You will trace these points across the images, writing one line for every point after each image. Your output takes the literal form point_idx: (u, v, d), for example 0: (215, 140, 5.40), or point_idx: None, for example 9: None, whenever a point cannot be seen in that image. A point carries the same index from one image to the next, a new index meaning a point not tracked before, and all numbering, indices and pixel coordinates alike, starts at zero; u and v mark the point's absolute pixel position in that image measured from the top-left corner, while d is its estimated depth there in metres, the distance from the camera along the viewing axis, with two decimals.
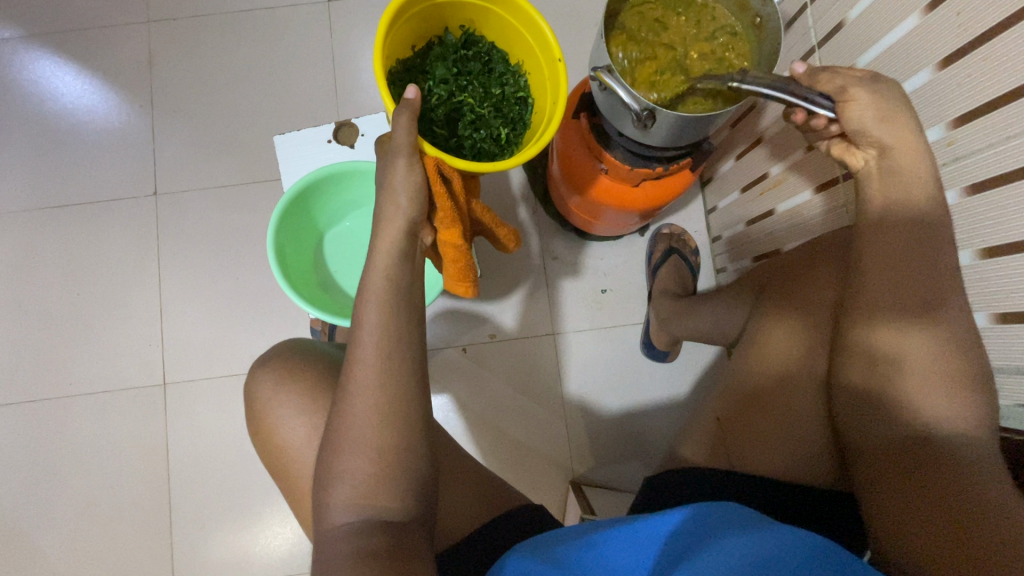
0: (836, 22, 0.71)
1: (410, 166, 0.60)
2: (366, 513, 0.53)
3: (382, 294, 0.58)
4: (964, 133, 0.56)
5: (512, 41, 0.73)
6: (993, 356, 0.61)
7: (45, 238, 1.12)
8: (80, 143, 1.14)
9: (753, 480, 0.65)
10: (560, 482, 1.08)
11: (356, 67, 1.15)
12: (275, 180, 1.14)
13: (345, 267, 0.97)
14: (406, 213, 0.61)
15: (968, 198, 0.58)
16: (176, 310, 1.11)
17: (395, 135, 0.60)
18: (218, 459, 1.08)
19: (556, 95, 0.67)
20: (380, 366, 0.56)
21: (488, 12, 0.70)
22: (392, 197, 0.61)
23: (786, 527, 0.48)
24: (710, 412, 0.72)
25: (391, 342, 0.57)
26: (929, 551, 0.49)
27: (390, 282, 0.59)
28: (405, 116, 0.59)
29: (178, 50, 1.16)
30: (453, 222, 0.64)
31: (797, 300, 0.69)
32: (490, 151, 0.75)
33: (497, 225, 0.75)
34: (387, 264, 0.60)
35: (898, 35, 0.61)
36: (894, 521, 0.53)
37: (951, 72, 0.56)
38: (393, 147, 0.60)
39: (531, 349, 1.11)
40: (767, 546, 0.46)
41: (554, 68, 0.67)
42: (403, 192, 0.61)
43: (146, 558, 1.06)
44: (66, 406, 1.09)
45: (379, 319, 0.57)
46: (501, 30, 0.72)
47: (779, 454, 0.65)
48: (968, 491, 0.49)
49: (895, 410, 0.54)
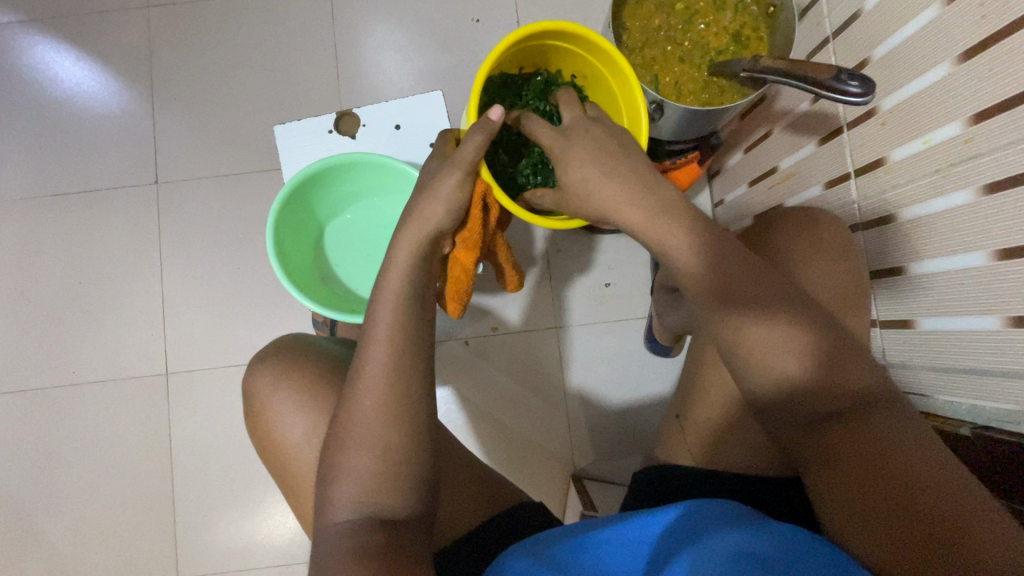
0: (852, 11, 0.69)
1: (461, 182, 0.62)
2: (368, 510, 0.52)
3: (401, 292, 0.59)
4: (981, 131, 0.53)
5: (610, 108, 0.72)
6: (991, 358, 0.59)
7: (46, 226, 1.11)
8: (79, 130, 1.13)
9: (716, 477, 0.64)
10: (561, 476, 1.08)
11: (359, 54, 1.13)
12: (276, 169, 1.12)
13: (344, 260, 0.96)
14: (439, 222, 0.63)
15: (982, 197, 0.55)
16: (177, 299, 1.10)
17: (462, 149, 0.62)
18: (219, 448, 1.08)
19: None
20: (391, 365, 0.55)
21: (603, 75, 0.70)
22: (431, 203, 0.62)
23: (786, 528, 0.46)
24: (671, 409, 0.71)
25: (402, 341, 0.57)
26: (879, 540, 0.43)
27: (409, 281, 0.60)
28: (478, 137, 0.61)
29: (177, 35, 1.14)
30: (473, 248, 0.69)
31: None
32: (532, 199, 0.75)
33: (508, 264, 0.84)
34: (408, 262, 0.60)
35: (919, 23, 0.58)
36: (847, 516, 0.46)
37: (971, 66, 0.53)
38: (455, 159, 0.62)
39: (534, 342, 1.10)
40: (767, 547, 0.45)
41: None
42: (444, 202, 0.62)
43: (150, 546, 1.06)
44: (69, 395, 1.09)
45: (393, 317, 0.57)
46: (605, 93, 0.72)
47: (737, 447, 0.63)
48: (906, 469, 0.45)
49: (812, 397, 0.49)
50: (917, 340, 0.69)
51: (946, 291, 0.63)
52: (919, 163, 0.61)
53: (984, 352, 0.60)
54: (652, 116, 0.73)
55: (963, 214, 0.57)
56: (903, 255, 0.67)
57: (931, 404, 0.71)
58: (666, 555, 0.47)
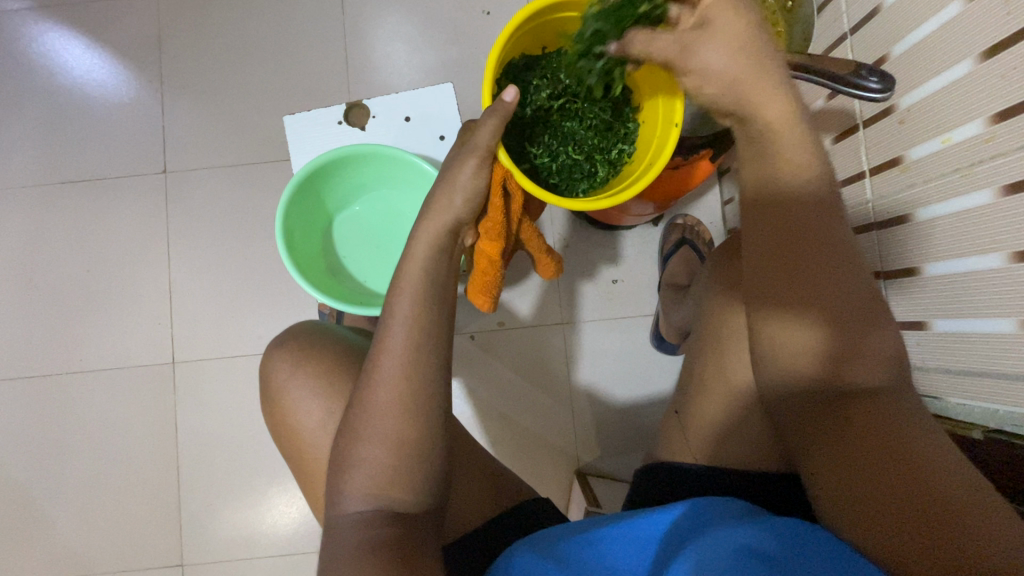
0: (872, 6, 0.67)
1: (478, 168, 0.63)
2: (379, 502, 0.52)
3: (418, 284, 0.58)
4: (1004, 130, 0.52)
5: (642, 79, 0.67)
6: (1006, 361, 0.58)
7: (55, 213, 1.12)
8: (88, 118, 1.13)
9: (721, 472, 0.63)
10: (567, 471, 1.08)
11: (368, 45, 1.12)
12: (284, 159, 1.12)
13: (353, 251, 0.96)
14: (457, 212, 0.63)
15: (1003, 199, 0.54)
16: (184, 288, 1.10)
17: (478, 134, 0.61)
18: (226, 437, 1.08)
19: (657, 157, 0.62)
20: (409, 357, 0.55)
21: None
22: (448, 193, 0.63)
23: (790, 522, 0.46)
24: (672, 406, 0.71)
25: (416, 335, 0.56)
26: (889, 536, 0.42)
27: (428, 271, 0.60)
28: (491, 121, 0.60)
29: (186, 24, 1.13)
30: (496, 237, 0.69)
31: (734, 281, 0.65)
32: (572, 184, 0.72)
33: (540, 252, 0.81)
34: (427, 253, 0.60)
35: (940, 20, 0.57)
36: (855, 509, 0.45)
37: (994, 64, 0.52)
38: (470, 146, 0.62)
39: (542, 336, 1.10)
40: (771, 542, 0.44)
41: (667, 131, 0.62)
42: (461, 191, 0.63)
43: (156, 533, 1.07)
44: (76, 382, 1.09)
45: (411, 309, 0.57)
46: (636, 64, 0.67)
47: (743, 443, 0.62)
48: (915, 459, 0.44)
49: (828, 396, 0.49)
50: (931, 340, 0.68)
51: (959, 294, 0.62)
52: (937, 163, 0.60)
53: (999, 356, 0.59)
54: None
55: (983, 213, 0.56)
56: (918, 257, 0.66)
57: (943, 406, 0.70)
58: (671, 552, 0.47)
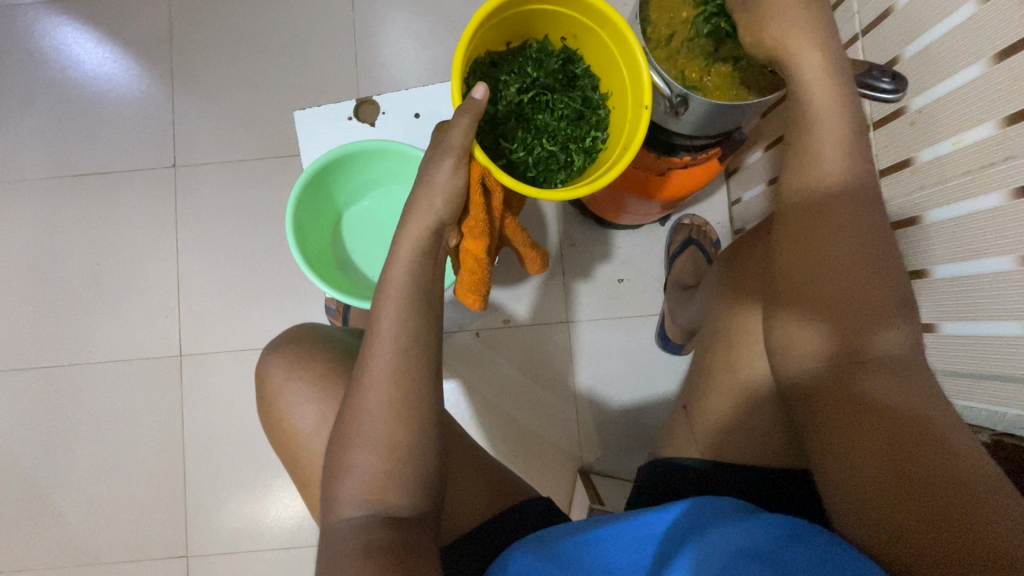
0: (883, 7, 0.67)
1: (456, 167, 0.61)
2: (375, 507, 0.52)
3: (405, 289, 0.59)
4: (1015, 133, 0.52)
5: (608, 69, 0.67)
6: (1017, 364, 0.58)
7: (64, 206, 1.12)
8: (98, 111, 1.14)
9: (727, 470, 0.63)
10: (568, 471, 1.08)
11: (378, 42, 1.13)
12: (292, 155, 1.12)
13: (362, 247, 0.96)
14: (439, 213, 0.62)
15: (1012, 202, 0.54)
16: (191, 282, 1.11)
17: (451, 133, 0.60)
18: (230, 430, 1.09)
19: (631, 139, 0.61)
20: (398, 361, 0.55)
21: (594, 34, 0.65)
22: (427, 196, 0.62)
23: (785, 522, 0.46)
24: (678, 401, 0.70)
25: (406, 339, 0.56)
26: (909, 540, 0.42)
27: (410, 275, 0.60)
28: (465, 119, 0.59)
29: (198, 19, 1.14)
30: (480, 234, 0.67)
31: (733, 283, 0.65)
32: (550, 174, 0.70)
33: (525, 246, 0.80)
34: (410, 257, 0.61)
35: (953, 21, 0.57)
36: (872, 514, 0.44)
37: (1008, 66, 0.51)
38: (445, 145, 0.61)
39: (544, 336, 1.10)
40: (766, 544, 0.44)
41: (638, 114, 0.62)
42: (440, 193, 0.62)
43: (159, 525, 1.08)
44: (84, 374, 1.10)
45: (396, 314, 0.57)
46: (600, 53, 0.67)
47: (747, 441, 0.62)
48: (929, 458, 0.43)
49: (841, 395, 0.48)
50: (938, 343, 0.68)
51: (969, 298, 0.62)
52: (948, 165, 0.60)
53: (1011, 359, 0.58)
54: (675, 109, 0.72)
55: (993, 216, 0.56)
56: (929, 259, 0.66)
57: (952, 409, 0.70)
58: (667, 554, 0.47)
